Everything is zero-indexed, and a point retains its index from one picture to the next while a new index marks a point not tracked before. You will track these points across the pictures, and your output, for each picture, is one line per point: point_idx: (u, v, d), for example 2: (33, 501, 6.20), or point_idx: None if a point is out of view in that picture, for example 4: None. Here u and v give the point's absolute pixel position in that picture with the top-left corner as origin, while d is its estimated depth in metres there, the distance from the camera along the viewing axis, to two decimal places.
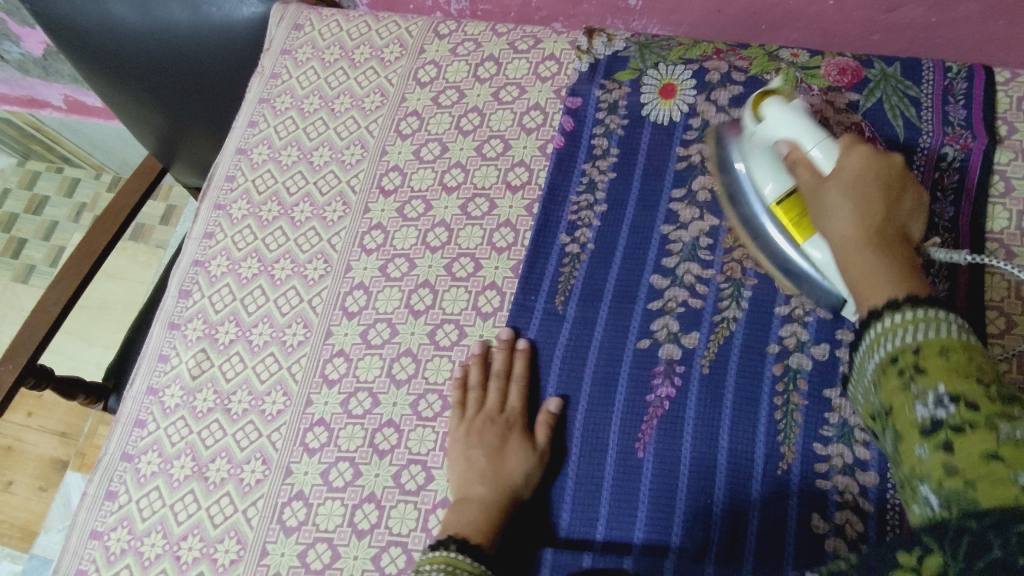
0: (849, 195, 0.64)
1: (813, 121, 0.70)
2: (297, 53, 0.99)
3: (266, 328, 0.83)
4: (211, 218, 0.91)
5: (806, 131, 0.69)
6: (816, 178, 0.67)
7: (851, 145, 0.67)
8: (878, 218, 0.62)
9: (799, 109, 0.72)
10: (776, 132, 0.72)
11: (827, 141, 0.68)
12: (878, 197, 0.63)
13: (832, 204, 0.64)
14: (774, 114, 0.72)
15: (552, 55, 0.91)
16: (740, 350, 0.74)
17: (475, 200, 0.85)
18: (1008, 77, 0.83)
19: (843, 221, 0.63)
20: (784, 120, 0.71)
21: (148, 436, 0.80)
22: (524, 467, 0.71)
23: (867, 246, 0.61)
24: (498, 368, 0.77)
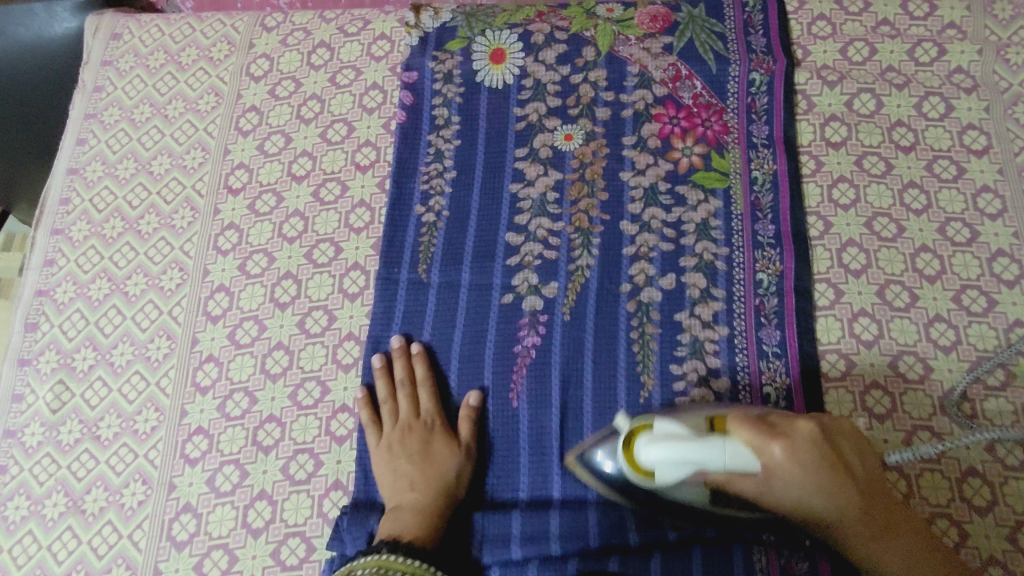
0: (827, 487, 0.57)
1: (689, 435, 0.55)
2: (119, 63, 0.95)
3: (127, 347, 0.80)
4: (49, 244, 0.86)
5: (704, 455, 0.54)
6: (752, 480, 0.56)
7: (783, 446, 0.55)
8: (850, 500, 0.58)
9: (671, 432, 0.57)
10: (673, 474, 0.56)
11: (728, 443, 0.54)
12: (828, 460, 0.57)
13: (788, 492, 0.56)
14: (656, 462, 0.56)
15: (383, 34, 0.93)
16: (597, 293, 0.79)
17: (326, 185, 0.86)
18: (796, 6, 0.92)
19: (816, 497, 0.57)
20: (672, 465, 0.55)
21: (12, 481, 0.76)
22: (456, 464, 0.72)
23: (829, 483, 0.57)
24: (400, 376, 0.76)
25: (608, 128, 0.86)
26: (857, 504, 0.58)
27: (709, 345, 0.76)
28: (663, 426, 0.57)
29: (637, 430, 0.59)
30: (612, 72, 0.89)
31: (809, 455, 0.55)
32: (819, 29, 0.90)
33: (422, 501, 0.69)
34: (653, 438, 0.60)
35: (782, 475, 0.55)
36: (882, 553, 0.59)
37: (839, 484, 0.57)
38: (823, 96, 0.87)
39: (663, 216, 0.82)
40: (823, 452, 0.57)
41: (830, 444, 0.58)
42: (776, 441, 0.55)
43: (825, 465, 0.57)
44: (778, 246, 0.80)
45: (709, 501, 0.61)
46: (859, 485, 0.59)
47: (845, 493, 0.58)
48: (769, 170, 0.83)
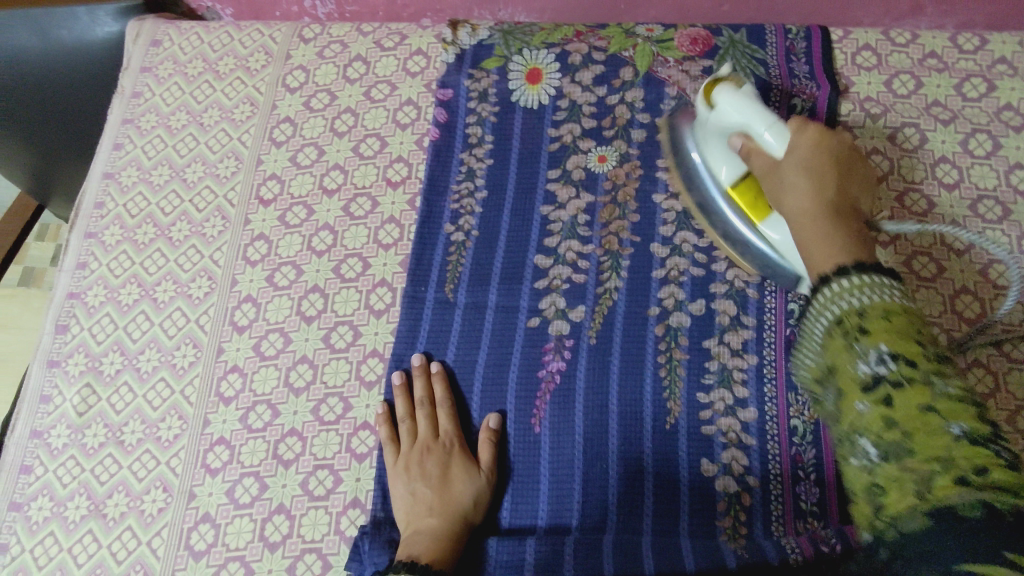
0: (813, 180, 0.62)
1: (761, 103, 0.69)
2: (157, 70, 0.96)
3: (154, 354, 0.81)
4: (82, 247, 0.87)
5: (756, 116, 0.68)
6: (771, 163, 0.66)
7: (801, 124, 0.66)
8: (832, 193, 0.62)
9: (747, 91, 0.70)
10: (728, 119, 0.70)
11: (778, 121, 0.67)
12: (826, 173, 0.63)
13: (789, 183, 0.64)
14: (726, 101, 0.69)
15: (420, 50, 0.93)
16: (624, 319, 0.77)
17: (357, 200, 0.86)
18: (840, 35, 0.90)
19: (802, 201, 0.62)
20: (738, 107, 0.69)
21: (36, 482, 0.76)
22: (471, 489, 0.71)
23: (817, 224, 0.60)
24: (420, 397, 0.75)
25: (642, 152, 0.85)
26: (825, 200, 0.61)
27: (737, 375, 0.74)
28: (748, 88, 0.70)
29: (709, 86, 0.73)
30: (649, 95, 0.88)
31: (805, 178, 0.63)
32: (863, 59, 0.88)
33: (439, 524, 0.68)
34: (718, 159, 0.73)
35: (783, 173, 0.64)
36: (823, 228, 0.59)
37: (835, 206, 0.61)
38: (865, 128, 0.85)
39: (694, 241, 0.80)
40: (829, 180, 0.62)
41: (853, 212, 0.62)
42: (814, 130, 0.65)
43: (828, 194, 0.62)
44: None
45: (728, 195, 0.73)
46: (859, 233, 0.59)
47: (851, 224, 0.59)
48: None
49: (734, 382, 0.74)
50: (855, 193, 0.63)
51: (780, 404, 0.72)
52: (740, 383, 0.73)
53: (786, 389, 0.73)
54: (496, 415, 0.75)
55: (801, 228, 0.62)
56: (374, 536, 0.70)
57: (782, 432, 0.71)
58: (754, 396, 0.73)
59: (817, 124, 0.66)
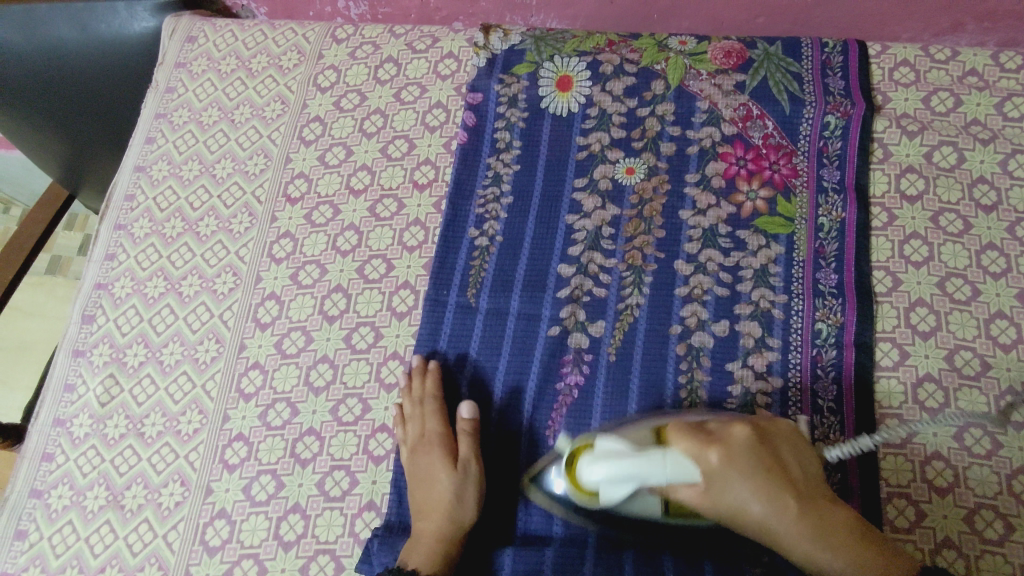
0: (763, 492, 0.58)
1: (633, 453, 0.57)
2: (191, 65, 0.97)
3: (177, 347, 0.81)
4: (112, 239, 0.88)
5: (648, 466, 0.56)
6: (710, 465, 0.57)
7: (724, 450, 0.58)
8: (794, 499, 0.58)
9: (621, 444, 0.59)
10: (614, 492, 0.58)
11: (670, 448, 0.57)
12: (768, 461, 0.59)
13: (742, 497, 0.57)
14: (599, 472, 0.57)
15: (451, 53, 0.93)
16: (645, 334, 0.77)
17: (383, 201, 0.86)
18: (878, 50, 0.88)
19: (761, 513, 0.58)
20: (620, 478, 0.57)
21: (57, 470, 0.77)
22: (457, 485, 0.70)
23: (780, 503, 0.58)
24: (429, 393, 0.75)
25: (671, 164, 0.84)
26: (796, 515, 0.58)
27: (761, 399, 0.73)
28: (606, 443, 0.59)
29: (580, 447, 0.63)
30: (680, 106, 0.87)
31: (745, 468, 0.58)
32: (901, 75, 0.87)
33: (431, 525, 0.69)
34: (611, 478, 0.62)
35: (727, 481, 0.57)
36: (829, 543, 0.58)
37: (771, 473, 0.59)
38: (901, 146, 0.83)
39: (720, 259, 0.79)
40: (761, 455, 0.59)
41: (766, 447, 0.60)
42: (739, 444, 0.59)
43: (762, 471, 0.58)
44: (839, 296, 0.76)
45: (667, 515, 0.63)
46: (801, 501, 0.58)
47: (791, 502, 0.58)
48: (838, 218, 0.80)
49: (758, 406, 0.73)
50: (790, 435, 0.63)
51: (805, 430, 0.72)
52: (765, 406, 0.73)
53: (810, 413, 0.73)
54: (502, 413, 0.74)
55: (747, 523, 0.59)
56: (389, 540, 0.70)
57: None
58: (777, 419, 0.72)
59: (739, 434, 0.60)
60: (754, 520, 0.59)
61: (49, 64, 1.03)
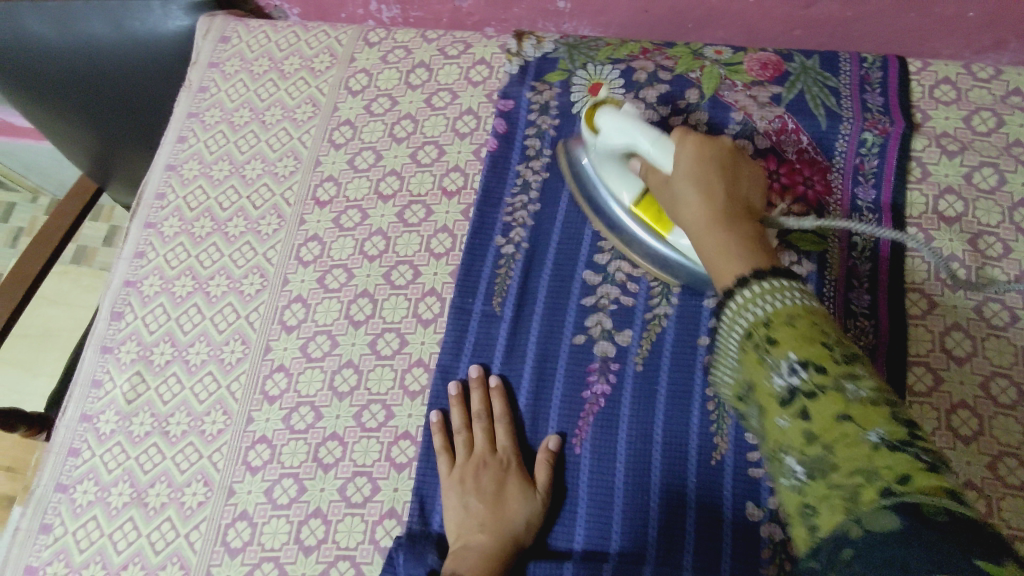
0: (701, 189, 0.64)
1: (640, 120, 0.73)
2: (224, 65, 0.98)
3: (203, 347, 0.81)
4: (142, 236, 0.89)
5: (639, 132, 0.72)
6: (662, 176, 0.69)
7: (684, 136, 0.69)
8: (721, 195, 0.64)
9: (627, 110, 0.75)
10: (614, 142, 0.75)
11: (660, 134, 0.71)
12: (717, 175, 0.65)
13: (683, 193, 0.66)
14: (608, 123, 0.75)
15: (483, 59, 0.93)
16: (672, 346, 0.75)
17: (411, 206, 0.86)
18: (918, 66, 0.86)
19: (694, 209, 0.64)
20: (620, 129, 0.74)
21: (83, 465, 0.78)
22: (525, 511, 0.70)
23: (714, 224, 0.62)
24: (478, 409, 0.75)
25: None
26: (715, 211, 0.63)
27: None
28: (625, 108, 0.75)
29: (591, 113, 0.78)
30: (714, 119, 0.86)
31: (693, 154, 0.67)
32: (942, 93, 0.85)
33: (483, 543, 0.67)
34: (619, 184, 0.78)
35: (678, 155, 0.68)
36: (732, 237, 0.60)
37: (721, 191, 0.64)
38: (940, 165, 0.81)
39: None
40: (732, 206, 0.63)
41: (744, 210, 0.64)
42: (694, 139, 0.68)
43: (708, 170, 0.66)
44: (872, 317, 0.75)
45: (633, 210, 0.77)
46: (729, 188, 0.65)
47: (720, 189, 0.64)
48: (872, 236, 0.79)
49: None
50: (739, 189, 0.66)
51: None
52: None
53: None
54: (556, 436, 0.73)
55: (700, 241, 0.63)
56: (408, 547, 0.69)
57: None
58: None
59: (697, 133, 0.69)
60: (688, 215, 0.65)
61: (83, 60, 1.05)
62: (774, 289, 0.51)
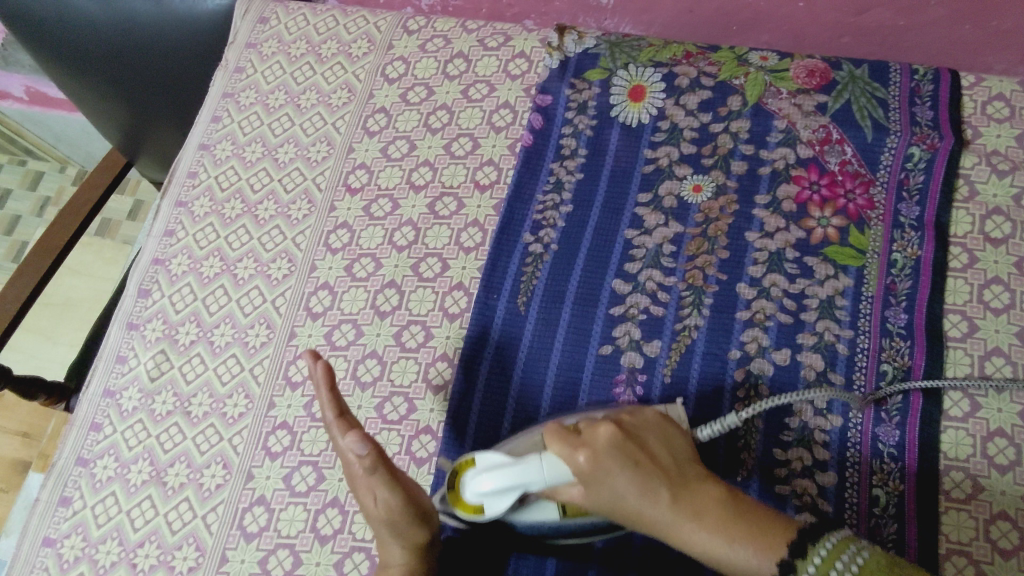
0: (647, 500, 0.56)
1: (512, 461, 0.60)
2: (262, 47, 0.97)
3: (228, 329, 0.81)
4: (172, 215, 0.89)
5: (526, 474, 0.59)
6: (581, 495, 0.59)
7: (575, 444, 0.57)
8: (671, 488, 0.56)
9: (492, 460, 0.62)
10: (500, 503, 0.62)
11: (547, 453, 0.59)
12: (649, 465, 0.57)
13: (618, 489, 0.56)
14: (481, 496, 0.62)
15: (522, 53, 0.91)
16: (701, 360, 0.74)
17: (443, 199, 0.85)
18: (972, 81, 0.84)
19: (653, 513, 0.56)
20: (497, 495, 0.61)
21: (104, 440, 0.78)
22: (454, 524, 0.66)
23: (703, 525, 0.55)
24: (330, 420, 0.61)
25: (741, 184, 0.81)
26: (689, 512, 0.55)
27: (818, 435, 0.71)
28: (484, 459, 0.63)
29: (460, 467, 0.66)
30: (756, 126, 0.84)
31: (614, 458, 0.56)
32: (995, 109, 0.82)
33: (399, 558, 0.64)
34: (495, 500, 0.62)
35: (609, 480, 0.56)
36: (716, 541, 0.54)
37: (648, 476, 0.56)
38: (989, 184, 0.79)
39: (785, 285, 0.76)
40: (624, 449, 0.57)
41: (634, 443, 0.58)
42: (587, 443, 0.57)
43: (632, 463, 0.56)
44: (909, 338, 0.73)
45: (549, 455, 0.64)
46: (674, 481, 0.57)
47: (663, 491, 0.56)
48: (913, 254, 0.76)
49: (815, 443, 0.70)
50: (649, 443, 0.59)
51: (862, 473, 0.69)
52: (822, 445, 0.70)
53: (870, 457, 0.69)
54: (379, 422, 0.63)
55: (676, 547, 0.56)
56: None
57: (862, 502, 0.68)
58: (834, 460, 0.70)
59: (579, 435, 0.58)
60: (631, 512, 0.57)
61: (118, 35, 1.05)
62: (835, 560, 0.51)
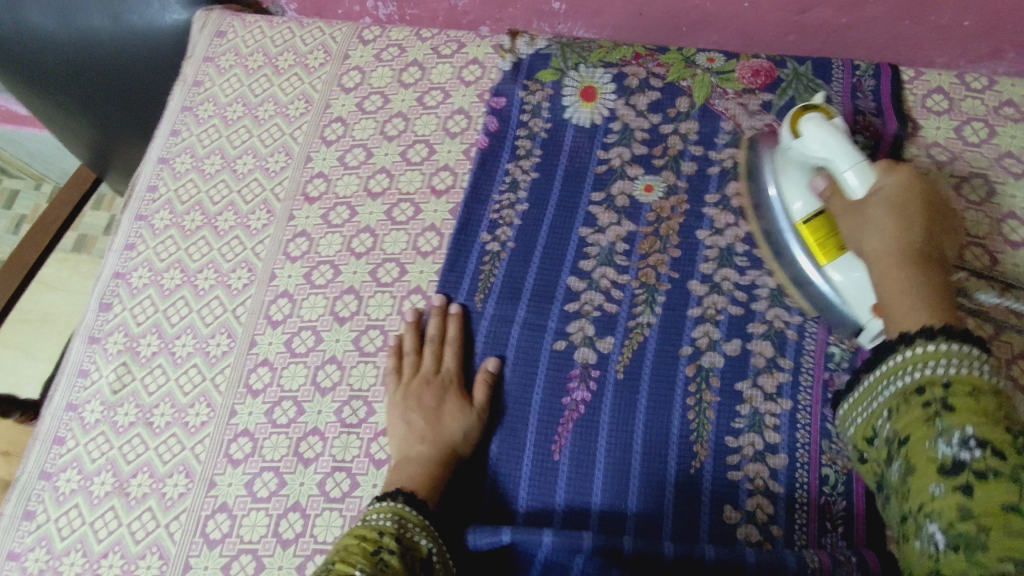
0: (898, 226, 0.63)
1: (847, 138, 0.69)
2: (219, 60, 0.98)
3: (189, 340, 0.82)
4: (132, 229, 0.90)
5: (843, 154, 0.68)
6: (851, 205, 0.67)
7: (887, 168, 0.66)
8: (915, 246, 0.62)
9: (838, 126, 0.70)
10: (810, 153, 0.70)
11: (863, 160, 0.67)
12: (926, 251, 0.62)
13: (874, 220, 0.64)
14: (812, 131, 0.70)
15: (475, 59, 0.93)
16: (654, 355, 0.75)
17: (400, 205, 0.86)
18: (911, 75, 0.86)
19: (883, 216, 0.64)
20: (820, 139, 0.69)
21: (67, 453, 0.79)
22: (462, 424, 0.73)
23: (909, 277, 0.61)
24: (431, 334, 0.78)
25: (691, 184, 0.83)
26: (914, 250, 0.62)
27: (769, 420, 0.71)
28: (836, 120, 0.70)
29: (796, 112, 0.73)
30: (704, 127, 0.86)
31: (890, 215, 0.64)
32: (934, 102, 0.85)
33: (423, 453, 0.71)
34: (795, 190, 0.73)
35: (874, 206, 0.65)
36: (910, 276, 0.61)
37: (918, 233, 0.63)
38: (930, 174, 0.81)
39: (734, 279, 0.77)
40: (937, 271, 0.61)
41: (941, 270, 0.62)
42: (904, 176, 0.65)
43: (906, 222, 0.63)
44: None
45: (795, 230, 0.73)
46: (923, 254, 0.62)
47: (914, 235, 0.62)
48: None
49: (766, 427, 0.70)
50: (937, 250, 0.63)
51: (813, 453, 0.69)
52: (772, 428, 0.70)
53: (820, 438, 0.70)
54: (495, 359, 0.77)
55: (874, 243, 0.64)
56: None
57: (813, 481, 0.68)
58: (785, 442, 0.70)
59: (908, 171, 0.66)
60: (871, 249, 0.64)
61: (77, 52, 1.06)
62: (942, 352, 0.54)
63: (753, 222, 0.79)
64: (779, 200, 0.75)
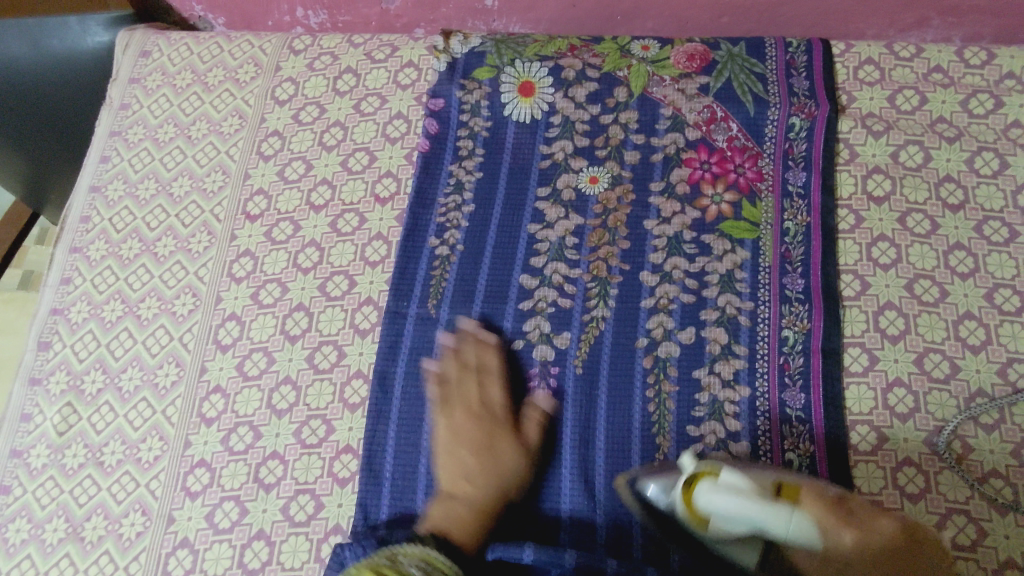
0: (883, 569, 0.54)
1: (755, 498, 0.57)
2: (146, 80, 0.95)
3: (136, 372, 0.79)
4: (67, 262, 0.86)
5: (770, 518, 0.56)
6: (818, 566, 0.55)
7: (851, 526, 0.55)
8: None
9: (734, 484, 0.58)
10: (732, 529, 0.58)
11: (799, 508, 0.56)
12: (905, 570, 0.54)
13: None
14: (720, 510, 0.58)
15: (411, 62, 0.91)
16: (611, 347, 0.75)
17: (344, 216, 0.84)
18: (842, 49, 0.87)
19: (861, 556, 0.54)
20: (732, 517, 0.57)
21: (15, 503, 0.75)
22: (516, 460, 0.70)
23: None
24: (469, 362, 0.75)
25: (635, 173, 0.83)
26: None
27: (729, 408, 0.71)
28: (731, 475, 0.59)
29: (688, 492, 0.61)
30: (644, 115, 0.85)
31: (883, 543, 0.55)
32: (866, 73, 0.86)
33: (473, 497, 0.68)
34: (733, 547, 0.59)
35: (843, 556, 0.55)
36: None
37: (890, 566, 0.54)
38: (867, 146, 0.82)
39: (685, 266, 0.77)
40: (899, 556, 0.55)
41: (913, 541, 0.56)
42: (860, 537, 0.55)
43: (883, 560, 0.54)
44: (806, 302, 0.74)
45: (722, 517, 0.58)
46: None
47: (904, 572, 0.54)
48: (803, 222, 0.78)
49: (726, 414, 0.71)
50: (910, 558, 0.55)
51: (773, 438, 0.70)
52: (733, 416, 0.71)
53: (779, 423, 0.70)
54: (547, 394, 0.73)
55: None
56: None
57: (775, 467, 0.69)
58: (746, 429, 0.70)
59: (852, 522, 0.55)
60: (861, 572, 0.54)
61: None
62: None
63: (639, 511, 0.66)
64: (688, 523, 0.61)
